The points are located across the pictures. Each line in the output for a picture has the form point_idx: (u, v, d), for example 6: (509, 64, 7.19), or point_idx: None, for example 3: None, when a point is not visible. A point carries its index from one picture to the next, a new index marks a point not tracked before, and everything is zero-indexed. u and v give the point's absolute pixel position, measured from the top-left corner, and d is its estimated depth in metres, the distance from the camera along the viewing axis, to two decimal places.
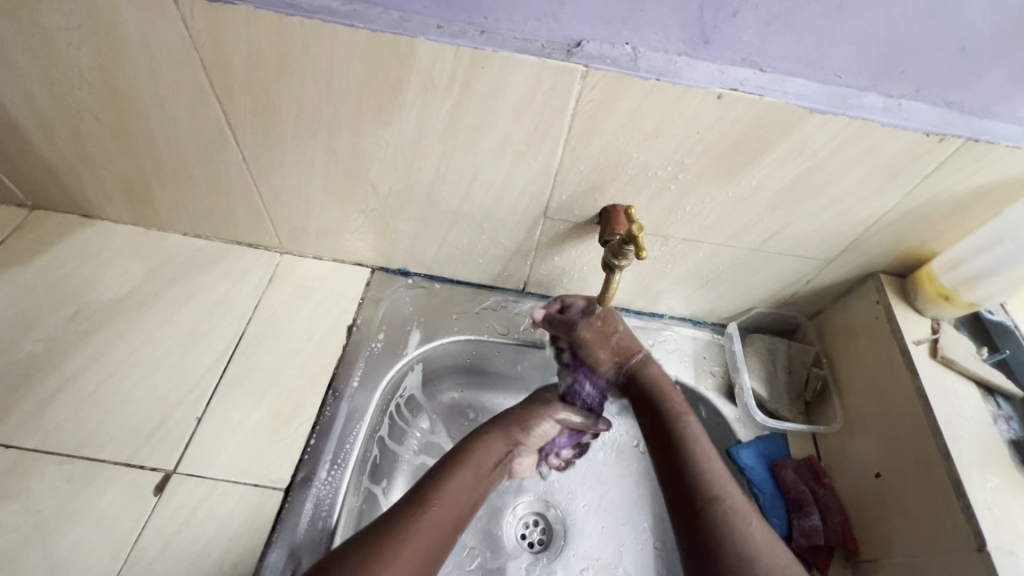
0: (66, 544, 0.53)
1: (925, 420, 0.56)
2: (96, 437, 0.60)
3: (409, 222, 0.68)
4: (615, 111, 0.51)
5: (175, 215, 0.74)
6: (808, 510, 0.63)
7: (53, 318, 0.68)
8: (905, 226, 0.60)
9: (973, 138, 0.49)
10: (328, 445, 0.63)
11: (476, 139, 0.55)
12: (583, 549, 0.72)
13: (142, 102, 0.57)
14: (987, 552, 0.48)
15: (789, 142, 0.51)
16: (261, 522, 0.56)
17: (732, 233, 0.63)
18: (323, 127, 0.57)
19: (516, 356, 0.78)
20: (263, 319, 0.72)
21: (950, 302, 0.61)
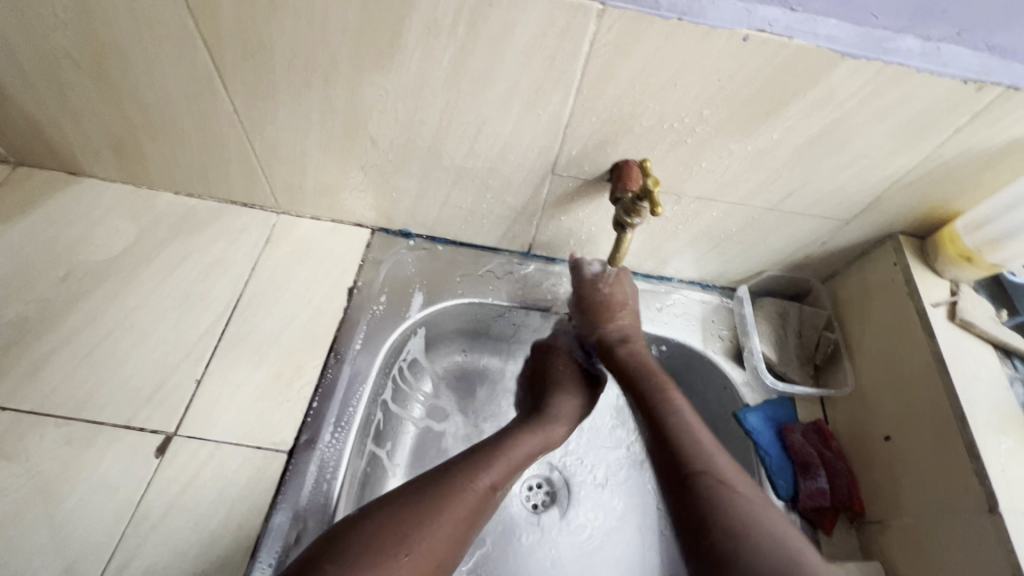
0: (69, 504, 0.53)
1: (941, 382, 0.55)
2: (94, 399, 0.59)
3: (410, 180, 0.66)
4: (632, 57, 0.47)
5: (165, 171, 0.70)
6: (815, 472, 0.62)
7: (43, 279, 0.66)
8: (930, 184, 0.57)
9: (1015, 87, 0.46)
10: (330, 407, 0.62)
11: (482, 87, 0.52)
12: (587, 510, 0.73)
13: (124, 48, 0.54)
14: (999, 513, 0.47)
15: (816, 91, 0.48)
16: (266, 483, 0.56)
17: (748, 191, 0.60)
18: (318, 75, 0.54)
19: (521, 319, 0.76)
20: (261, 281, 0.70)
21: (972, 263, 0.59)
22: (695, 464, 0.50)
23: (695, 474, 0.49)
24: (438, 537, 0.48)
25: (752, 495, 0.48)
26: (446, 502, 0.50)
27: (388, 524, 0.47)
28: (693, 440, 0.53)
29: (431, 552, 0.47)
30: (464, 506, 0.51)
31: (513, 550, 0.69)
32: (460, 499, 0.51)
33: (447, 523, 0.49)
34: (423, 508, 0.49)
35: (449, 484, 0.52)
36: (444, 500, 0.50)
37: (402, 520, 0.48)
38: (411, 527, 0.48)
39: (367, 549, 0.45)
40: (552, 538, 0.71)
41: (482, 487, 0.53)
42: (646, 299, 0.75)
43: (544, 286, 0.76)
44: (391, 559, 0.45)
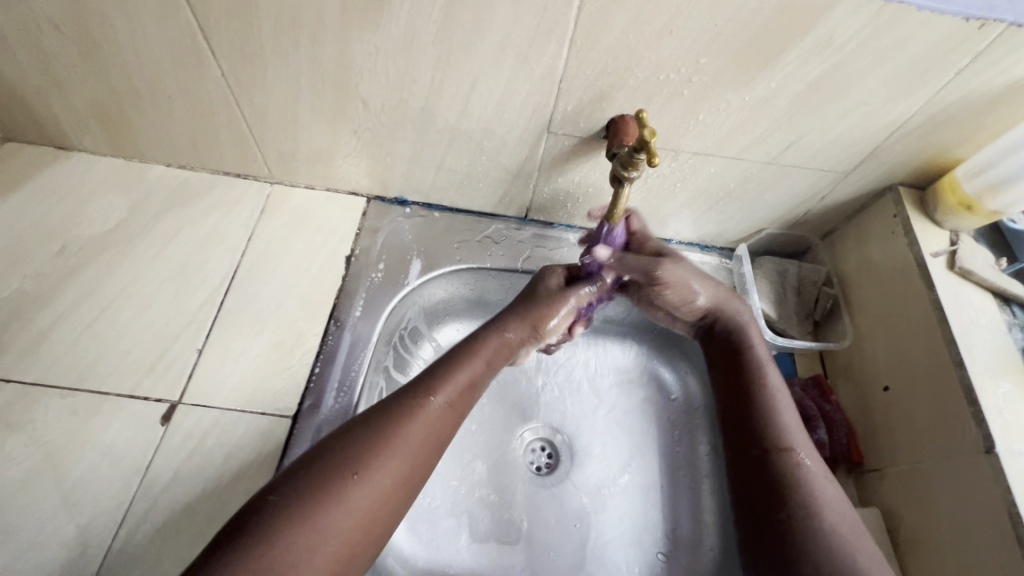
0: (77, 472, 0.53)
1: (939, 329, 0.55)
2: (98, 370, 0.59)
3: (404, 143, 0.65)
4: (626, 3, 0.46)
5: (155, 142, 0.69)
6: (814, 425, 0.62)
7: (39, 254, 0.65)
8: (930, 132, 0.56)
9: (1016, 24, 0.45)
10: (333, 372, 0.62)
11: (474, 41, 0.51)
12: (590, 469, 0.74)
13: (104, 10, 0.52)
14: (995, 453, 0.48)
15: (814, 34, 0.47)
16: (272, 448, 0.57)
17: (746, 144, 0.59)
18: (305, 32, 0.52)
19: (520, 284, 0.76)
20: (258, 251, 0.69)
21: (972, 211, 0.59)
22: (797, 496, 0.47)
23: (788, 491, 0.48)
24: (404, 465, 0.46)
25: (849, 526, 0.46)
26: (401, 424, 0.48)
27: (359, 446, 0.45)
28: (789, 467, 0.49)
29: (396, 477, 0.45)
30: (421, 423, 0.49)
31: (520, 513, 0.70)
32: (422, 423, 0.49)
33: (405, 443, 0.47)
34: (386, 431, 0.47)
35: (401, 404, 0.49)
36: (401, 420, 0.48)
37: (372, 440, 0.46)
38: (373, 448, 0.45)
39: (336, 475, 0.43)
40: (557, 497, 0.72)
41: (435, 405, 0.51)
42: None
43: (542, 250, 0.75)
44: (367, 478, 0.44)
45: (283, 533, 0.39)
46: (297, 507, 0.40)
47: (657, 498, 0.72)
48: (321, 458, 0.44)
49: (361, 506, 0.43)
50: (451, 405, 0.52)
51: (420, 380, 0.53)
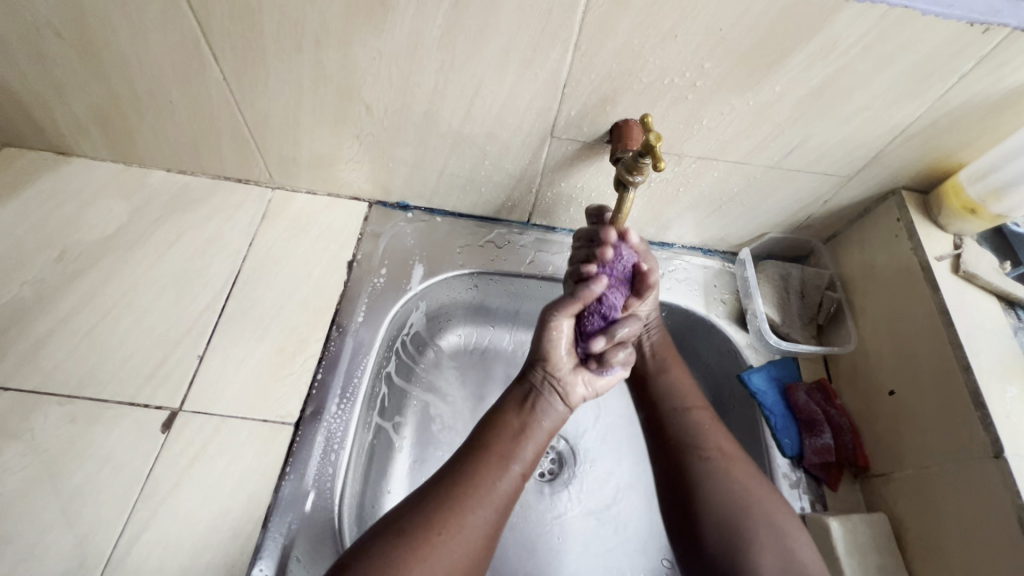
0: (76, 481, 0.53)
1: (944, 333, 0.55)
2: (97, 377, 0.58)
3: (406, 148, 0.64)
4: (631, 7, 0.46)
5: (156, 148, 0.69)
6: (820, 429, 0.62)
7: (38, 259, 0.65)
8: (934, 135, 0.56)
9: (1020, 28, 0.45)
10: (335, 378, 0.62)
11: (478, 45, 0.51)
12: (593, 474, 0.74)
13: (108, 16, 0.52)
14: (1004, 458, 0.48)
15: (819, 39, 0.47)
16: (274, 456, 0.56)
17: (749, 148, 0.59)
18: (309, 37, 0.52)
19: (522, 288, 0.76)
20: (259, 256, 0.69)
21: (976, 214, 0.58)
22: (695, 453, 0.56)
23: (688, 450, 0.56)
24: (470, 536, 0.47)
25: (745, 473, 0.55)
26: (473, 488, 0.49)
27: (432, 513, 0.47)
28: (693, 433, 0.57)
29: (470, 544, 0.47)
30: (492, 491, 0.50)
31: (523, 521, 0.69)
32: (490, 491, 0.50)
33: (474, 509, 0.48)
34: (454, 499, 0.48)
35: (472, 467, 0.51)
36: (472, 487, 0.49)
37: (443, 512, 0.47)
38: (447, 512, 0.47)
39: (412, 539, 0.45)
40: (561, 503, 0.71)
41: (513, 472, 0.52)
42: None
43: (545, 255, 0.75)
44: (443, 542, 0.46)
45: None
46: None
47: None
48: (397, 530, 0.46)
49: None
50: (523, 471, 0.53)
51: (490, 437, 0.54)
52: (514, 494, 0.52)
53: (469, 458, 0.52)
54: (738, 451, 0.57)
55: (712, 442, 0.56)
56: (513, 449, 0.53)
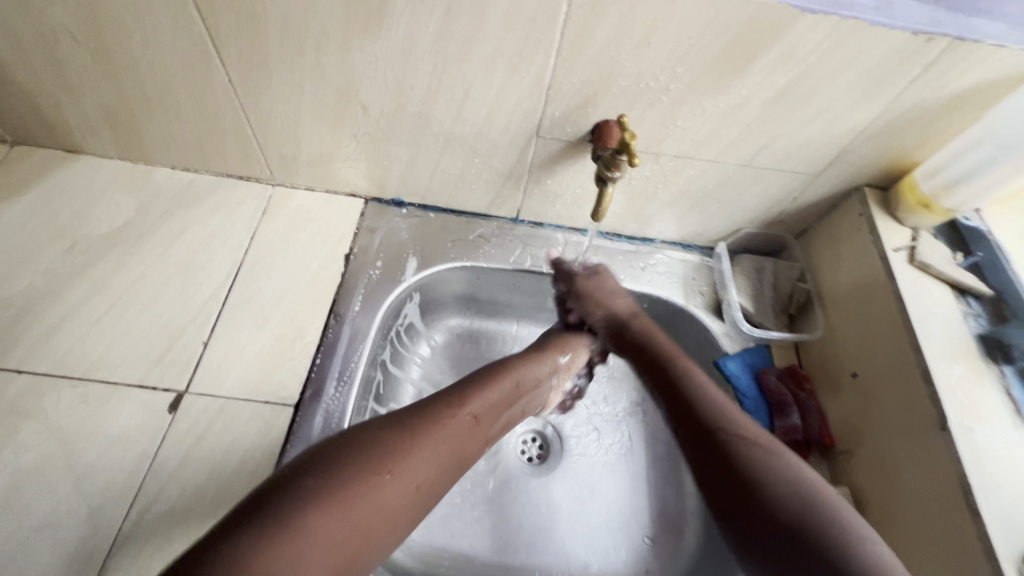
0: (88, 458, 0.56)
1: (899, 318, 0.59)
2: (107, 361, 0.62)
3: (401, 147, 0.68)
4: (607, 17, 0.50)
5: (163, 146, 0.73)
6: (789, 410, 0.66)
7: (50, 251, 0.68)
8: (890, 136, 0.61)
9: (959, 38, 0.49)
10: (333, 363, 0.65)
11: (467, 50, 0.55)
12: (579, 459, 0.77)
13: (121, 20, 0.56)
14: (949, 430, 0.52)
15: (779, 46, 0.51)
16: (275, 435, 0.59)
17: (721, 147, 0.64)
18: (310, 42, 0.56)
19: (511, 281, 0.80)
20: (261, 249, 0.72)
21: (930, 209, 0.62)
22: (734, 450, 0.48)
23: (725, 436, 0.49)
24: (394, 485, 0.42)
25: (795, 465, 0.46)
26: (425, 430, 0.47)
27: (364, 452, 0.43)
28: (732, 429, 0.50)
29: (394, 486, 0.42)
30: (447, 435, 0.48)
31: (512, 502, 0.73)
32: (450, 437, 0.48)
33: (427, 450, 0.46)
34: (390, 441, 0.45)
35: (428, 413, 0.49)
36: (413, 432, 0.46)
37: (375, 451, 0.43)
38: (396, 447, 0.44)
39: (359, 469, 0.42)
40: (547, 486, 0.75)
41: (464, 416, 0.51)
42: (628, 261, 0.80)
43: (533, 249, 0.79)
44: (392, 477, 0.43)
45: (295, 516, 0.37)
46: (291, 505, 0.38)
47: (645, 486, 0.76)
48: (318, 462, 0.42)
49: (350, 510, 0.39)
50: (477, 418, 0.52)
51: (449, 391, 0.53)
52: (457, 454, 0.48)
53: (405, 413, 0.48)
54: (778, 441, 0.49)
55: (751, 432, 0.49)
56: (463, 409, 0.51)
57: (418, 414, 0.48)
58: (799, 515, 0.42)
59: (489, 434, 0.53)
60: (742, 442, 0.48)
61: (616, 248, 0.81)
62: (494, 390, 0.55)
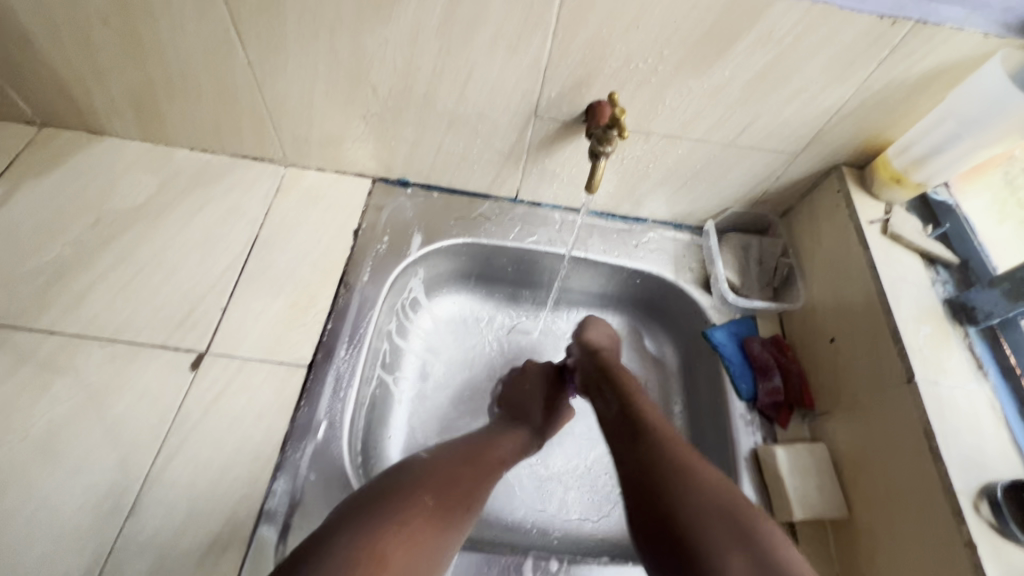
0: (117, 410, 0.60)
1: (872, 284, 0.64)
2: (131, 325, 0.66)
3: (407, 127, 0.73)
4: (598, 1, 0.55)
5: (182, 128, 0.77)
6: (771, 373, 0.70)
7: (78, 224, 0.72)
8: (864, 116, 0.65)
9: (922, 21, 0.54)
10: (344, 328, 0.69)
11: (470, 34, 0.59)
12: (575, 428, 0.81)
13: (151, 7, 0.60)
14: (914, 382, 0.56)
15: (757, 29, 0.56)
16: (290, 391, 0.64)
17: (707, 127, 0.68)
18: (325, 27, 0.60)
19: (511, 259, 0.84)
20: (274, 224, 0.77)
21: (902, 184, 0.67)
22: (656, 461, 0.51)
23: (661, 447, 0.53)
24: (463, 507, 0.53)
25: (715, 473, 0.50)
26: (471, 462, 0.58)
27: (445, 481, 0.54)
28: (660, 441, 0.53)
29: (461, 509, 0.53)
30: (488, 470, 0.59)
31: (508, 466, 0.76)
32: (490, 471, 0.59)
33: (469, 476, 0.56)
34: (462, 474, 0.56)
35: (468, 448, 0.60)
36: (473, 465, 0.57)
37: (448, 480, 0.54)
38: (447, 470, 0.55)
39: (421, 488, 0.52)
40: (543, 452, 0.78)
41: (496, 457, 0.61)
42: (621, 239, 0.84)
43: (531, 227, 0.83)
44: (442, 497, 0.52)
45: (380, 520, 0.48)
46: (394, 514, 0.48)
47: None
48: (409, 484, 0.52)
49: (431, 524, 0.50)
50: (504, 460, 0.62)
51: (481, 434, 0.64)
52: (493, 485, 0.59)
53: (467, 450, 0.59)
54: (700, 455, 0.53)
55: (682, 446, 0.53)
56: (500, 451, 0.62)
57: (471, 455, 0.59)
58: (703, 524, 0.46)
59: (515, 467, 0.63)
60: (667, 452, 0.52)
61: (609, 226, 0.85)
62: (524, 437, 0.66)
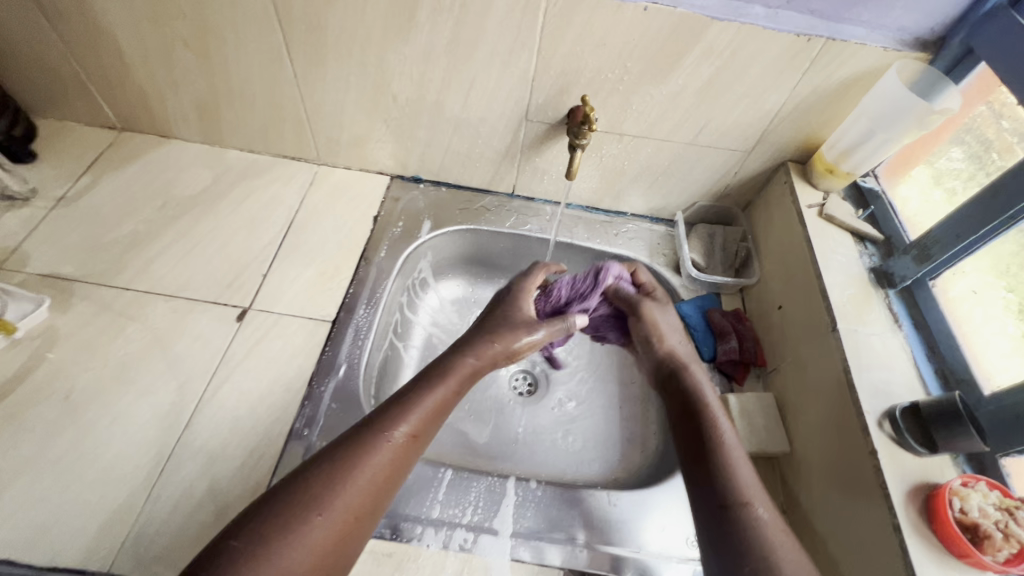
0: (176, 349, 0.73)
1: (808, 255, 0.75)
2: (190, 284, 0.80)
3: (421, 129, 0.88)
4: (572, 26, 0.69)
5: (235, 132, 0.93)
6: (728, 337, 0.81)
7: (148, 207, 0.88)
8: (799, 118, 0.78)
9: (831, 38, 0.67)
10: (363, 292, 0.83)
11: (472, 51, 0.74)
12: (561, 393, 0.91)
13: (222, 31, 0.76)
14: (837, 329, 0.66)
15: (700, 46, 0.70)
16: (318, 340, 0.76)
17: (669, 128, 0.81)
18: (357, 45, 0.76)
19: (508, 245, 0.97)
20: (308, 210, 0.91)
21: (834, 173, 0.79)
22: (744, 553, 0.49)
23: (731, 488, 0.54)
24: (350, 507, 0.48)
25: (792, 551, 0.50)
26: (366, 456, 0.50)
27: (310, 493, 0.46)
28: (750, 523, 0.51)
29: (343, 515, 0.47)
30: (383, 458, 0.51)
31: (500, 422, 0.86)
32: (383, 459, 0.51)
33: (370, 475, 0.50)
34: (342, 469, 0.49)
35: (366, 439, 0.51)
36: (359, 457, 0.50)
37: (321, 488, 0.47)
38: (337, 485, 0.48)
39: (300, 512, 0.45)
40: (533, 411, 0.88)
41: (400, 436, 0.53)
42: (604, 228, 0.97)
43: (525, 217, 0.97)
44: (323, 518, 0.46)
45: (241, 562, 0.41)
46: (253, 547, 0.42)
47: (619, 416, 0.88)
48: (275, 506, 0.45)
49: (314, 545, 0.44)
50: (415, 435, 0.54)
51: (389, 409, 0.55)
52: (402, 457, 0.53)
53: (341, 449, 0.50)
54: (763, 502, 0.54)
55: (743, 486, 0.55)
56: (405, 414, 0.55)
57: (354, 446, 0.51)
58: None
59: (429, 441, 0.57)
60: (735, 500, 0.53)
61: (593, 218, 0.98)
62: (438, 390, 0.58)
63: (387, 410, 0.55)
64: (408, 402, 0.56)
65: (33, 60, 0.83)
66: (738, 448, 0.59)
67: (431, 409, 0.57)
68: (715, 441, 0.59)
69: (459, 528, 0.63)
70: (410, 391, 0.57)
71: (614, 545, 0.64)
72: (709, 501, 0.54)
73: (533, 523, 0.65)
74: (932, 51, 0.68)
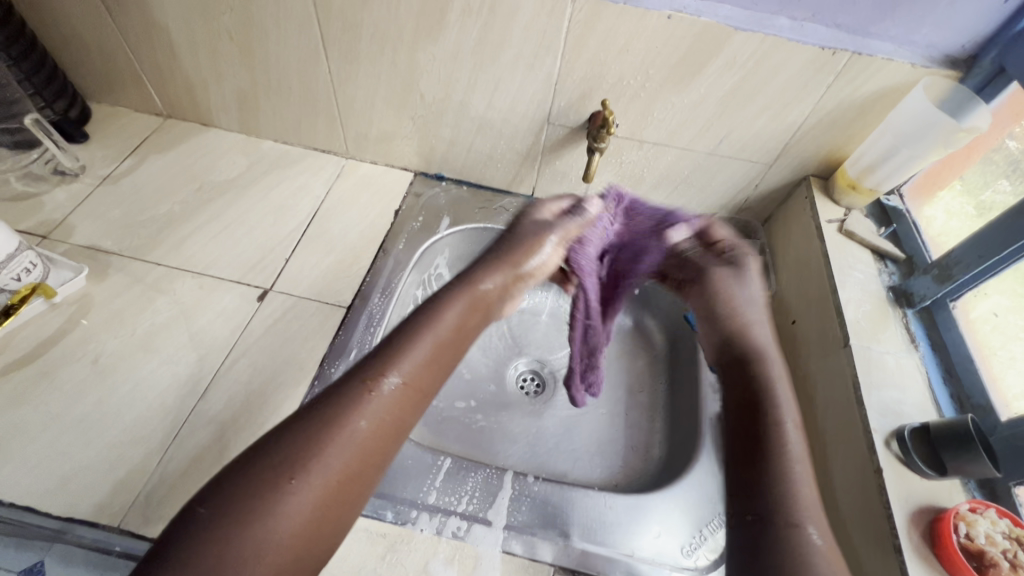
0: (198, 323, 0.77)
1: (824, 269, 0.74)
2: (216, 264, 0.84)
3: (446, 128, 0.90)
4: (596, 32, 0.71)
5: (271, 123, 0.98)
6: None
7: (186, 189, 0.93)
8: (823, 133, 0.77)
9: (858, 52, 0.67)
10: (379, 281, 0.85)
11: (498, 53, 0.77)
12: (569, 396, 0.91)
13: (265, 26, 0.80)
14: (849, 345, 0.65)
15: (723, 56, 0.70)
16: (332, 324, 0.79)
17: (690, 137, 0.82)
18: (390, 43, 0.79)
19: None
20: (333, 201, 0.95)
21: (856, 189, 0.78)
22: (783, 510, 0.45)
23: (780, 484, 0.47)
24: (333, 467, 0.42)
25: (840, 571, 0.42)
26: (351, 412, 0.44)
27: (289, 455, 0.41)
28: (794, 529, 0.44)
29: (329, 478, 0.41)
30: (372, 412, 0.45)
31: (507, 420, 0.86)
32: (367, 410, 0.45)
33: (360, 432, 0.44)
34: (324, 426, 0.43)
35: (349, 394, 0.45)
36: (342, 413, 0.44)
37: (302, 447, 0.42)
38: (319, 447, 0.42)
39: (274, 476, 0.40)
40: (540, 411, 0.88)
41: (390, 386, 0.47)
42: None
43: None
44: (302, 482, 0.40)
45: (210, 543, 0.37)
46: (227, 517, 0.38)
47: (625, 421, 0.87)
48: (254, 466, 0.40)
49: (296, 512, 0.39)
50: (407, 384, 0.48)
51: (378, 356, 0.49)
52: (393, 408, 0.47)
53: (324, 403, 0.45)
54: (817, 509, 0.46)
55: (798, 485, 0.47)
56: (396, 359, 0.49)
57: (337, 400, 0.45)
58: None
59: (430, 388, 0.51)
60: (784, 500, 0.46)
61: None
62: (433, 330, 0.52)
63: (376, 359, 0.49)
64: (397, 347, 0.50)
65: (92, 47, 0.89)
66: (802, 443, 0.51)
67: (427, 352, 0.51)
68: (776, 430, 0.51)
69: (454, 515, 0.64)
70: (401, 337, 0.51)
71: (607, 546, 0.64)
72: (756, 496, 0.47)
73: (527, 518, 0.65)
74: (962, 68, 0.67)
